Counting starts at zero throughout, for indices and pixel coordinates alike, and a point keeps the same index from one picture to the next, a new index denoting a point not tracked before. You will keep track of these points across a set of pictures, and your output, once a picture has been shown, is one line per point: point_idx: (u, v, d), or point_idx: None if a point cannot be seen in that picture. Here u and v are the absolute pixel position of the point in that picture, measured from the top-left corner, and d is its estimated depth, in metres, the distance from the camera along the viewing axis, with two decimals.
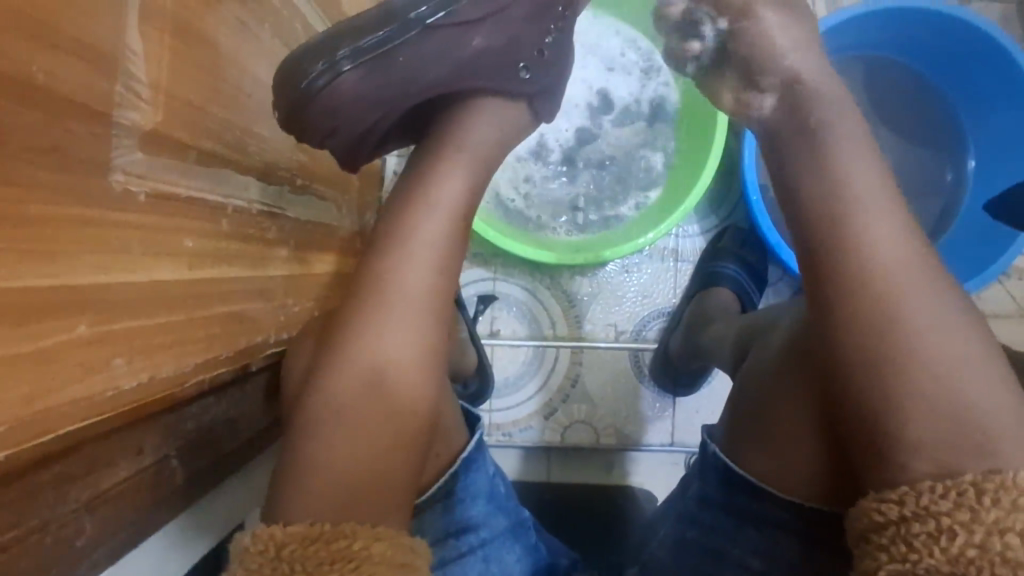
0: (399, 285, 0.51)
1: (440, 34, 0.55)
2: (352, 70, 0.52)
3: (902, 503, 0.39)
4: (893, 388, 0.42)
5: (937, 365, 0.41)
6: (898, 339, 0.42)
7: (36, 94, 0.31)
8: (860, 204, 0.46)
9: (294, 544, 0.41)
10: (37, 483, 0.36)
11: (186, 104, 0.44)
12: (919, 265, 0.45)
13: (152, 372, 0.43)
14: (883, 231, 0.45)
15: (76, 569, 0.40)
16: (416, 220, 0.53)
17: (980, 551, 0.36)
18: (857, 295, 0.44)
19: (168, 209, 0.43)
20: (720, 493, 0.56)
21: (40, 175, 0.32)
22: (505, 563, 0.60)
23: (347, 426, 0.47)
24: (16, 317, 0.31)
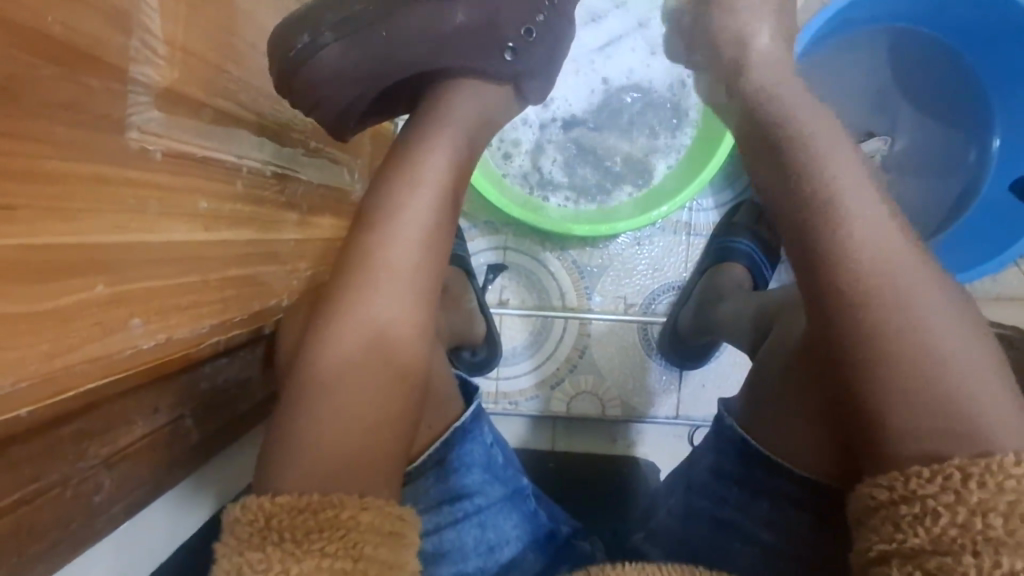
0: (386, 259, 0.50)
1: (423, 9, 0.53)
2: (333, 43, 0.52)
3: (892, 487, 0.38)
4: (878, 376, 0.41)
5: (936, 350, 0.40)
6: (892, 323, 0.41)
7: (52, 47, 0.30)
8: (846, 187, 0.44)
9: (283, 514, 0.40)
10: (55, 438, 0.36)
11: (199, 61, 0.43)
12: (905, 247, 0.43)
13: (168, 333, 0.43)
14: (871, 217, 0.44)
15: (96, 523, 0.41)
16: (399, 192, 0.52)
17: (962, 531, 0.34)
18: (845, 280, 0.43)
19: (183, 169, 0.42)
20: (733, 467, 0.58)
21: (56, 132, 0.31)
22: (503, 529, 0.61)
23: (340, 400, 0.47)
24: (34, 275, 0.31)
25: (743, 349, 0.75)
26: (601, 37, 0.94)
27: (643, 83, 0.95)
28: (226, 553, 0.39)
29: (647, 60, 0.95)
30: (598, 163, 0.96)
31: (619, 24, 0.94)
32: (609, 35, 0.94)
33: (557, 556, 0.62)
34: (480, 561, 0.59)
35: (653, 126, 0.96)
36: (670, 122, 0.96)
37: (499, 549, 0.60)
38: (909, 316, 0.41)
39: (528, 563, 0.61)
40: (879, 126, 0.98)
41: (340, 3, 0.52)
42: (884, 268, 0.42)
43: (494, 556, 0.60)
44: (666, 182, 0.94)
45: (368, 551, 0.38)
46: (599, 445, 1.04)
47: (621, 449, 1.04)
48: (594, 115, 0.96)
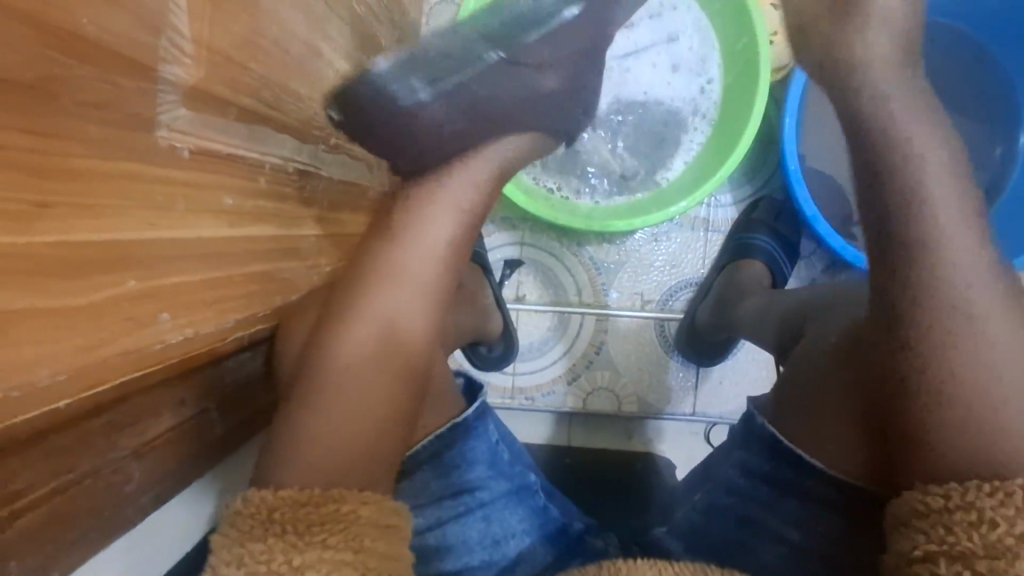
0: (398, 272, 0.53)
1: (508, 70, 0.59)
2: (432, 99, 0.55)
3: (947, 496, 0.42)
4: (941, 402, 0.45)
5: (1000, 370, 0.45)
6: (970, 338, 0.46)
7: (87, 48, 0.31)
8: (943, 204, 0.49)
9: (285, 507, 0.41)
10: (87, 430, 0.37)
11: (226, 60, 0.43)
12: (986, 267, 0.48)
13: (195, 327, 0.44)
14: (961, 239, 0.48)
15: (125, 513, 0.42)
16: (416, 213, 0.55)
17: (1018, 541, 0.38)
18: (932, 295, 0.47)
19: (209, 166, 0.43)
20: (762, 466, 0.59)
21: (88, 131, 0.32)
22: (509, 523, 0.62)
23: (349, 396, 0.48)
24: (68, 270, 0.31)
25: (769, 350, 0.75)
26: (640, 40, 0.95)
27: (667, 84, 0.95)
28: (226, 543, 0.39)
29: (679, 62, 0.95)
30: (621, 160, 0.96)
31: (652, 27, 0.94)
32: (645, 40, 0.95)
33: (572, 551, 0.62)
34: (485, 555, 0.61)
35: (676, 123, 0.95)
36: (694, 119, 0.95)
37: (505, 543, 0.61)
38: (978, 351, 0.46)
39: (537, 556, 0.61)
40: None
41: (433, 63, 0.57)
42: (966, 303, 0.47)
43: (500, 550, 0.61)
44: (684, 179, 0.93)
45: (368, 544, 0.39)
46: (614, 441, 1.04)
47: (637, 445, 1.04)
48: (621, 114, 0.96)
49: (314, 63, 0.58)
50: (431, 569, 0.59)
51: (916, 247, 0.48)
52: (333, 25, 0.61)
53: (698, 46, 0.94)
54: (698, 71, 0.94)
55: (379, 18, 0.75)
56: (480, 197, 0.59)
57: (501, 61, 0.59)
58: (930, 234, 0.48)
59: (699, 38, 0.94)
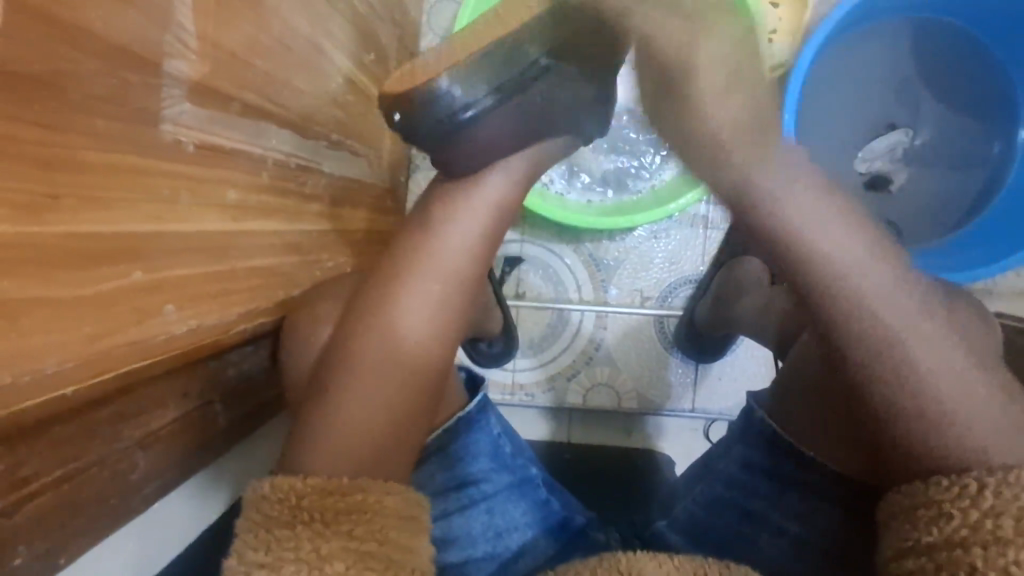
0: (425, 268, 0.55)
1: (568, 77, 0.56)
2: (492, 109, 0.53)
3: (913, 494, 0.44)
4: (895, 408, 0.47)
5: (934, 376, 0.46)
6: (892, 357, 0.47)
7: (94, 42, 0.31)
8: (834, 242, 0.50)
9: (313, 495, 0.44)
10: (93, 420, 0.38)
11: (229, 56, 0.44)
12: (901, 287, 0.49)
13: (200, 318, 0.44)
14: (870, 266, 0.49)
15: (130, 502, 0.42)
16: (449, 208, 0.57)
17: (975, 531, 0.39)
18: (850, 324, 0.49)
19: (213, 160, 0.44)
20: (763, 460, 0.61)
21: (95, 124, 0.32)
22: (512, 516, 0.63)
23: (368, 393, 0.51)
24: (75, 260, 0.32)
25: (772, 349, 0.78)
26: None
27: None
28: (255, 526, 0.42)
29: None
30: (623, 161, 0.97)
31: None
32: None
33: (571, 546, 0.62)
34: (488, 546, 0.62)
35: None
36: None
37: (507, 535, 0.62)
38: (904, 358, 0.47)
39: (540, 548, 0.62)
40: (901, 117, 0.98)
41: (501, 59, 0.52)
42: (880, 322, 0.48)
43: (503, 542, 0.62)
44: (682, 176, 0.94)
45: (391, 536, 0.42)
46: (615, 436, 1.05)
47: (636, 441, 1.05)
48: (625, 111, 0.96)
49: (315, 59, 0.58)
50: (437, 561, 0.60)
51: (818, 286, 0.50)
52: (333, 22, 0.61)
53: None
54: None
55: (380, 15, 0.75)
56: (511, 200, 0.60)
57: (564, 68, 0.55)
58: (823, 274, 0.50)
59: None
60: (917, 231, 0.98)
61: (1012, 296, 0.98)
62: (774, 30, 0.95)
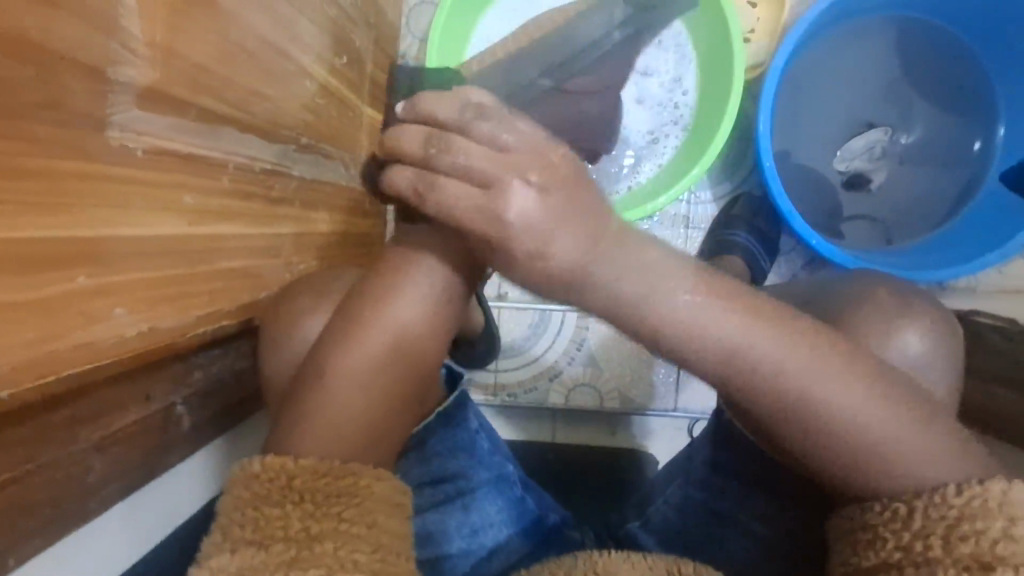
0: (421, 258, 0.53)
1: None
2: None
3: (853, 517, 0.46)
4: (830, 458, 0.45)
5: (864, 424, 0.44)
6: (815, 420, 0.44)
7: (32, 52, 0.32)
8: (730, 332, 0.44)
9: (306, 475, 0.44)
10: (45, 424, 0.38)
11: (183, 62, 0.44)
12: (817, 353, 0.45)
13: (153, 322, 0.45)
14: (770, 338, 0.44)
15: (86, 506, 0.43)
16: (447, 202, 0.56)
17: (905, 554, 0.42)
18: (777, 404, 0.45)
19: (165, 165, 0.44)
20: (731, 461, 0.61)
21: (37, 131, 0.33)
22: (487, 513, 0.62)
23: (335, 402, 0.49)
24: (20, 265, 0.33)
25: None
26: None
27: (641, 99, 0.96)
28: (243, 503, 0.43)
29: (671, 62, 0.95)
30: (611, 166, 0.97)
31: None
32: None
33: (549, 545, 0.62)
34: (463, 543, 0.61)
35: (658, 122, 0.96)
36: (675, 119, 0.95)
37: (483, 533, 0.62)
38: (834, 423, 0.44)
39: (513, 547, 0.62)
40: (883, 115, 0.97)
41: None
42: (805, 398, 0.44)
43: (478, 539, 0.62)
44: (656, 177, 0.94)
45: (381, 521, 0.43)
46: (599, 436, 1.06)
47: (621, 440, 1.05)
48: None
49: (281, 63, 0.59)
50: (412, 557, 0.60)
51: (731, 380, 0.45)
52: (300, 27, 0.62)
53: (675, 63, 0.95)
54: (673, 89, 0.95)
55: (353, 19, 0.75)
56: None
57: None
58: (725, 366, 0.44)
59: (677, 56, 0.94)
60: (898, 229, 0.97)
61: (992, 294, 0.98)
62: (751, 31, 0.96)
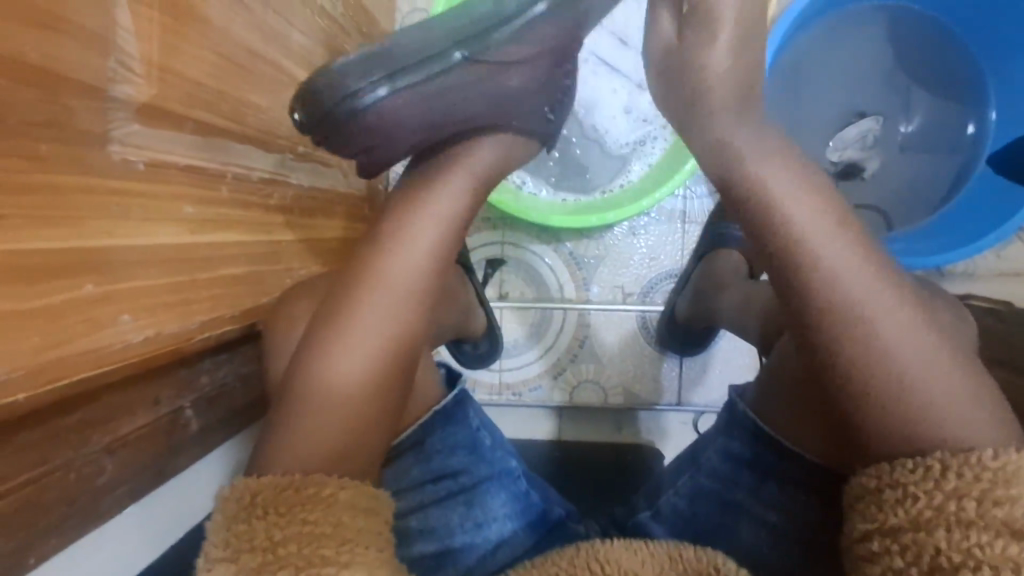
0: (401, 257, 0.56)
1: (479, 66, 0.58)
2: (389, 94, 0.55)
3: (879, 476, 0.44)
4: (875, 408, 0.46)
5: (909, 360, 0.46)
6: (874, 344, 0.47)
7: (30, 74, 0.34)
8: (803, 210, 0.50)
9: (268, 491, 0.45)
10: (57, 427, 0.40)
11: (178, 78, 0.46)
12: (879, 275, 0.49)
13: (158, 328, 0.46)
14: (842, 243, 0.49)
15: (99, 504, 0.44)
16: (415, 209, 0.59)
17: (936, 512, 0.39)
18: (839, 319, 0.48)
19: (164, 177, 0.46)
20: (743, 449, 0.62)
21: (38, 148, 0.35)
22: (491, 508, 0.63)
23: (328, 401, 0.52)
24: (24, 275, 0.35)
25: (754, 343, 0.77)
26: (629, 47, 0.97)
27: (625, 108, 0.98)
28: (215, 526, 0.44)
29: None
30: (600, 170, 0.99)
31: (616, 50, 0.97)
32: (603, 64, 0.97)
33: (552, 534, 0.63)
34: (467, 537, 0.62)
35: (645, 131, 0.98)
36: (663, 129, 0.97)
37: (487, 526, 0.63)
38: (889, 353, 0.46)
39: (517, 540, 0.63)
40: (874, 103, 0.97)
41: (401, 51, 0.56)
42: (869, 316, 0.47)
43: (483, 533, 0.63)
44: (641, 182, 0.96)
45: (345, 520, 0.44)
46: (604, 432, 1.06)
47: (626, 436, 1.06)
48: (596, 119, 0.98)
49: (275, 77, 0.61)
50: (411, 553, 0.61)
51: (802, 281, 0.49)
52: (293, 40, 0.64)
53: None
54: None
55: (346, 30, 0.77)
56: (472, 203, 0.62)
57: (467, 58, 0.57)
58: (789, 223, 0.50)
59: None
60: (891, 214, 0.98)
61: (990, 277, 0.98)
62: None
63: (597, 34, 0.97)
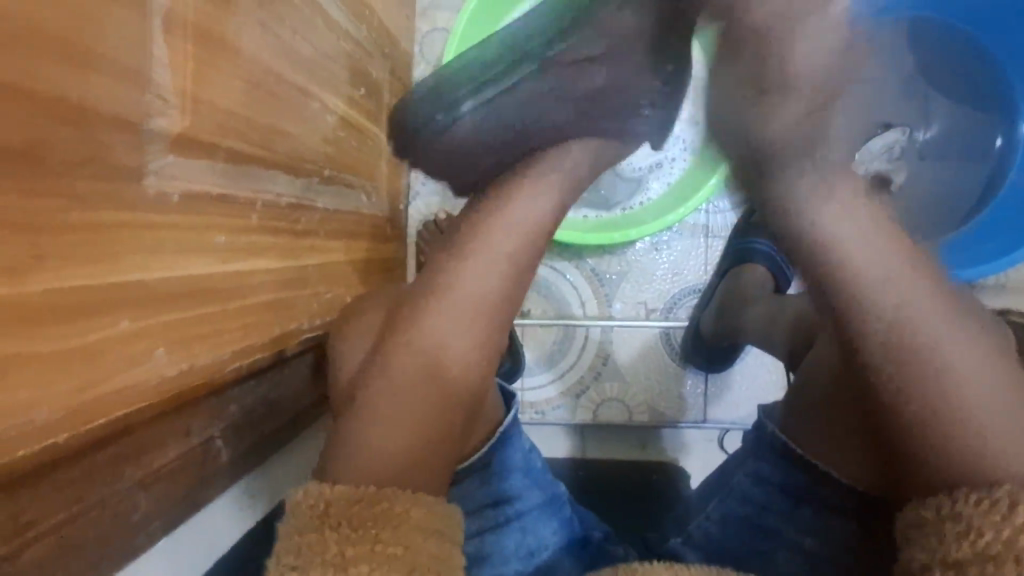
0: (474, 266, 0.57)
1: (557, 70, 0.60)
2: (468, 115, 0.61)
3: (940, 509, 0.44)
4: (938, 438, 0.46)
5: (975, 397, 0.46)
6: (938, 377, 0.47)
7: (69, 111, 0.34)
8: (869, 241, 0.50)
9: (341, 502, 0.45)
10: (94, 464, 0.40)
11: (211, 108, 0.46)
12: (942, 307, 0.48)
13: (191, 361, 0.46)
14: (904, 275, 0.49)
15: (132, 541, 0.44)
16: (492, 220, 0.60)
17: (1006, 546, 0.40)
18: (901, 351, 0.48)
19: (197, 207, 0.46)
20: (775, 473, 0.60)
21: (79, 186, 0.35)
22: (542, 534, 0.62)
23: (379, 421, 0.51)
24: (66, 314, 0.34)
25: (785, 360, 0.75)
26: None
27: None
28: (288, 530, 0.44)
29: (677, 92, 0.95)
30: (622, 188, 0.98)
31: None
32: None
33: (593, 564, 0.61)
34: (520, 565, 0.61)
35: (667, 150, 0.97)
36: (686, 147, 0.96)
37: (539, 554, 0.61)
38: (953, 390, 0.46)
39: (565, 569, 0.61)
40: (901, 116, 0.95)
41: (481, 64, 0.61)
42: (931, 351, 0.47)
43: (534, 561, 0.61)
44: (664, 199, 0.95)
45: (416, 542, 0.44)
46: (628, 450, 1.04)
47: (651, 454, 1.04)
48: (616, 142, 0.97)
49: (301, 102, 0.61)
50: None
51: (864, 308, 0.49)
52: (318, 65, 0.63)
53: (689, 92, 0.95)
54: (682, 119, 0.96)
55: (370, 52, 0.77)
56: (538, 222, 0.61)
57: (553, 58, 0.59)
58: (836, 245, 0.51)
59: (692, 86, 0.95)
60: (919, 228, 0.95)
61: (1022, 289, 0.95)
62: None
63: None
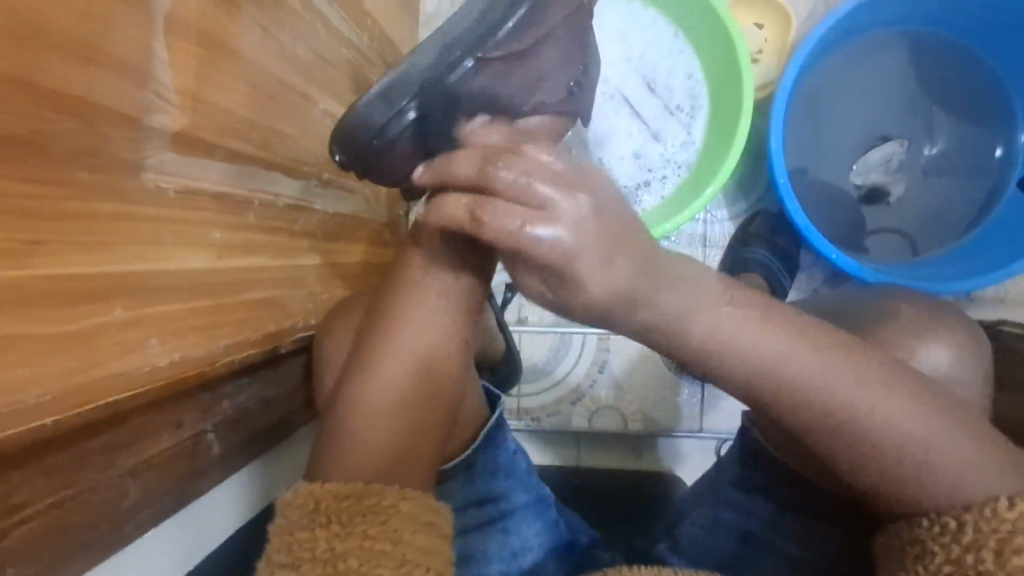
0: (422, 289, 0.55)
1: (493, 65, 0.60)
2: (415, 112, 0.60)
3: (904, 530, 0.47)
4: (908, 488, 0.45)
5: (928, 444, 0.44)
6: (880, 445, 0.44)
7: (72, 104, 0.36)
8: (772, 352, 0.43)
9: (330, 499, 0.46)
10: (85, 450, 0.41)
11: (211, 107, 0.48)
12: (859, 374, 0.44)
13: (185, 351, 0.47)
14: (821, 369, 0.43)
15: (119, 531, 0.44)
16: (423, 245, 0.56)
17: (955, 566, 0.43)
18: (841, 448, 0.45)
19: (194, 203, 0.48)
20: (761, 478, 0.60)
21: (78, 176, 0.37)
22: (526, 535, 0.62)
23: (366, 420, 0.52)
24: (62, 299, 0.36)
25: None
26: (647, 85, 0.96)
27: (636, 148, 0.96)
28: (281, 529, 0.46)
29: (676, 115, 0.95)
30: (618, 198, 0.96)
31: (642, 92, 0.96)
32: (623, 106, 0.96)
33: (579, 565, 0.61)
34: (503, 565, 0.62)
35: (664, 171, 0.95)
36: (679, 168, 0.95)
37: (522, 556, 0.62)
38: (907, 446, 0.44)
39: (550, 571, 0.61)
40: (899, 128, 0.96)
41: (412, 67, 0.59)
42: (871, 425, 0.44)
43: (518, 562, 0.62)
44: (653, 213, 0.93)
45: (406, 537, 0.45)
46: (622, 460, 1.05)
47: (645, 464, 1.04)
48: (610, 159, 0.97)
49: (301, 105, 0.62)
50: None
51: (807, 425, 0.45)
52: (320, 70, 0.65)
53: (684, 118, 0.95)
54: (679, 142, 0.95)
55: (370, 59, 0.79)
56: None
57: (479, 58, 0.59)
58: (737, 353, 0.43)
59: (688, 110, 0.95)
60: (917, 239, 0.96)
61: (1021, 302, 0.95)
62: (758, 51, 0.94)
63: (626, 74, 0.96)
